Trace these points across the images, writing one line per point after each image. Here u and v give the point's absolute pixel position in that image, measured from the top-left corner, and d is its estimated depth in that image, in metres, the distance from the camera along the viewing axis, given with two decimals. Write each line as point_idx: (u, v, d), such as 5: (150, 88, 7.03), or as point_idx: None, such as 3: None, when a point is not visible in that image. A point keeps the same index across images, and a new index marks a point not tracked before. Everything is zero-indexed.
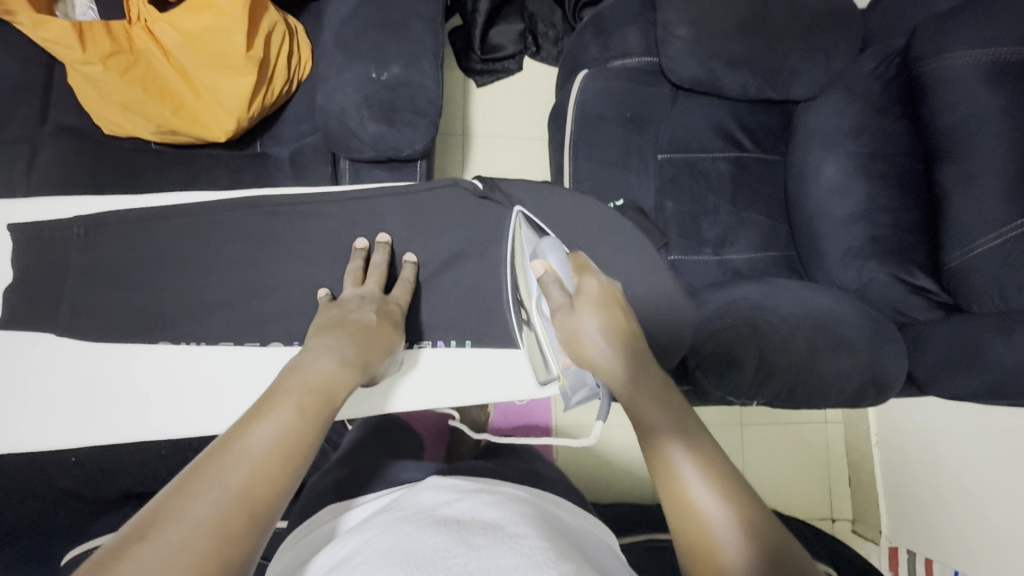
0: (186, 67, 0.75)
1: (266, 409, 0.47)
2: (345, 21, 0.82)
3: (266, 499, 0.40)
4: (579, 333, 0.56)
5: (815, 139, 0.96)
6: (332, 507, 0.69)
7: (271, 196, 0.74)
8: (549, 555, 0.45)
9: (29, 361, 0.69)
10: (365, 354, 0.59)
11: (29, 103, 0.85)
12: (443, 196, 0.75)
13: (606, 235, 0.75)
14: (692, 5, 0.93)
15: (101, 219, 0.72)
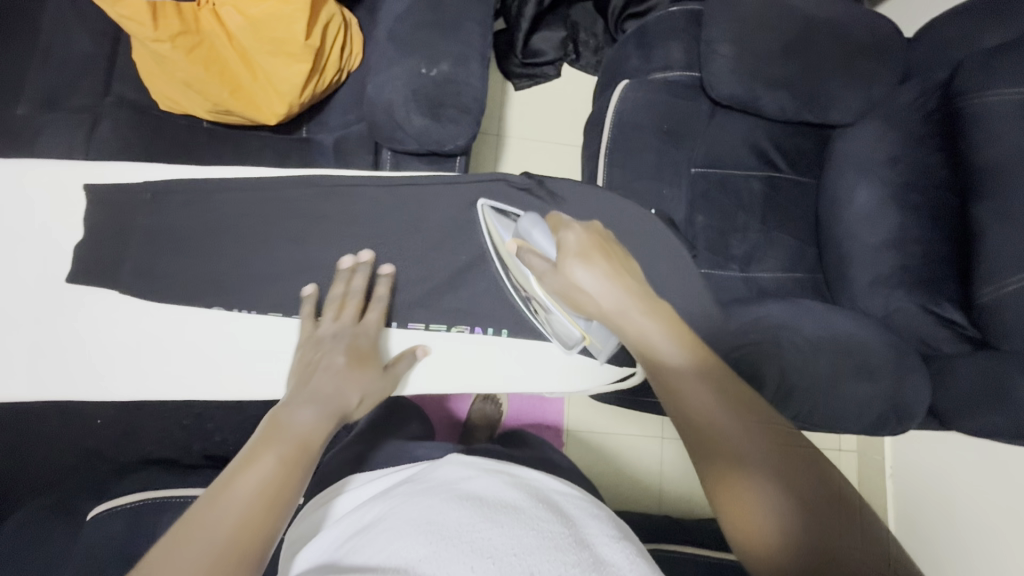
0: (246, 49, 0.78)
1: (248, 469, 0.52)
2: (398, 17, 0.84)
3: (251, 550, 0.47)
4: (571, 275, 0.57)
5: (849, 165, 0.96)
6: (354, 477, 0.74)
7: (335, 174, 0.75)
8: (571, 536, 0.47)
9: (81, 317, 0.69)
10: (337, 396, 0.62)
11: (95, 75, 0.89)
12: (489, 189, 0.76)
13: (643, 241, 0.77)
14: (738, 23, 0.94)
15: (169, 187, 0.72)
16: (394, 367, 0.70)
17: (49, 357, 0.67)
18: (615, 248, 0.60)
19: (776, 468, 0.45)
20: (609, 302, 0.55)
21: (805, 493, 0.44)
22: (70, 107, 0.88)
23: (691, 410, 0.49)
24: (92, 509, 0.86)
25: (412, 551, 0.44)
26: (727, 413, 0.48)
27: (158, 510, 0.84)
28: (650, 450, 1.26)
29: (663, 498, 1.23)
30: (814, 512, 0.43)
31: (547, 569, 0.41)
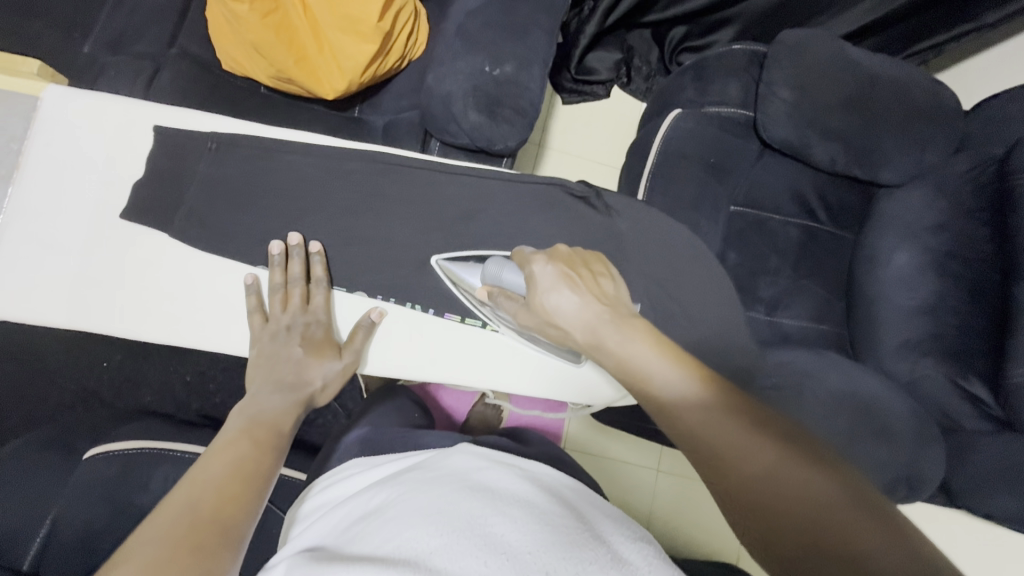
0: (319, 23, 0.78)
1: (224, 450, 0.59)
2: (469, 13, 0.85)
3: (233, 515, 0.53)
4: (546, 304, 0.59)
5: (892, 227, 0.96)
6: (355, 460, 0.74)
7: (394, 154, 0.73)
8: (585, 536, 0.46)
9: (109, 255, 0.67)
10: (301, 381, 0.67)
11: (162, 24, 0.91)
12: (547, 194, 0.76)
13: (686, 265, 0.76)
14: (801, 69, 0.94)
15: (234, 139, 0.70)
16: (352, 343, 0.69)
17: (79, 291, 0.66)
18: (593, 269, 0.63)
19: (788, 471, 0.44)
20: (579, 328, 0.58)
21: (825, 491, 0.43)
22: (134, 53, 0.89)
23: (693, 431, 0.48)
24: (85, 452, 0.84)
25: (422, 541, 0.42)
26: (731, 425, 0.47)
27: (152, 464, 0.82)
28: (645, 480, 1.24)
29: (651, 528, 1.21)
30: (839, 517, 0.42)
31: (563, 569, 0.40)
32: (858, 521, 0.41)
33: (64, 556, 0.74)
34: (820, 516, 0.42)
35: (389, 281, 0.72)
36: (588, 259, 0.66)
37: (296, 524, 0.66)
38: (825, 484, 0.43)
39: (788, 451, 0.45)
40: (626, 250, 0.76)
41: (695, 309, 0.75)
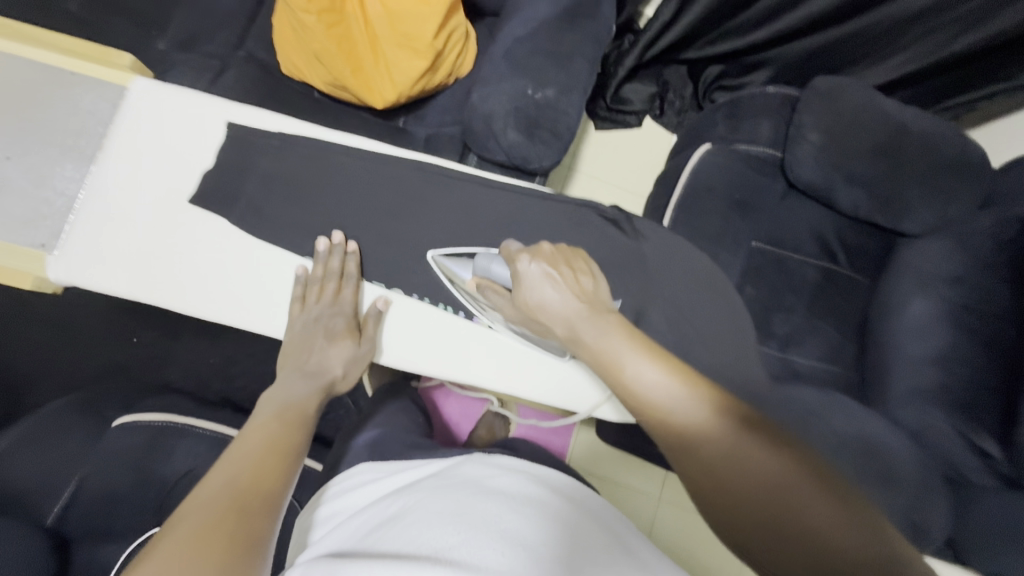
0: (377, 37, 0.83)
1: (252, 435, 0.62)
2: (518, 39, 0.90)
3: (271, 486, 0.57)
4: (530, 299, 0.63)
5: (909, 277, 0.96)
6: (362, 467, 0.77)
7: (442, 165, 0.79)
8: (591, 537, 0.50)
9: (169, 233, 0.72)
10: (321, 369, 0.71)
11: (233, 29, 0.98)
12: (579, 215, 0.79)
13: (707, 291, 0.79)
14: (831, 115, 0.97)
15: (297, 138, 0.76)
16: (364, 332, 0.73)
17: (137, 263, 0.70)
18: (574, 263, 0.64)
19: (745, 453, 0.46)
20: (560, 324, 0.60)
21: (774, 469, 0.46)
22: (203, 52, 0.97)
23: (664, 423, 0.50)
24: (114, 419, 0.88)
25: (441, 538, 0.46)
26: (701, 415, 0.49)
27: (177, 436, 0.86)
28: (644, 507, 1.24)
29: None
30: (787, 493, 0.45)
31: (572, 565, 0.44)
32: (803, 496, 0.45)
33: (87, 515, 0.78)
34: (772, 492, 0.45)
35: (420, 282, 0.76)
36: (572, 256, 0.66)
37: (314, 530, 0.68)
38: (775, 461, 0.46)
39: (746, 433, 0.47)
40: (653, 271, 0.78)
41: (711, 336, 0.77)
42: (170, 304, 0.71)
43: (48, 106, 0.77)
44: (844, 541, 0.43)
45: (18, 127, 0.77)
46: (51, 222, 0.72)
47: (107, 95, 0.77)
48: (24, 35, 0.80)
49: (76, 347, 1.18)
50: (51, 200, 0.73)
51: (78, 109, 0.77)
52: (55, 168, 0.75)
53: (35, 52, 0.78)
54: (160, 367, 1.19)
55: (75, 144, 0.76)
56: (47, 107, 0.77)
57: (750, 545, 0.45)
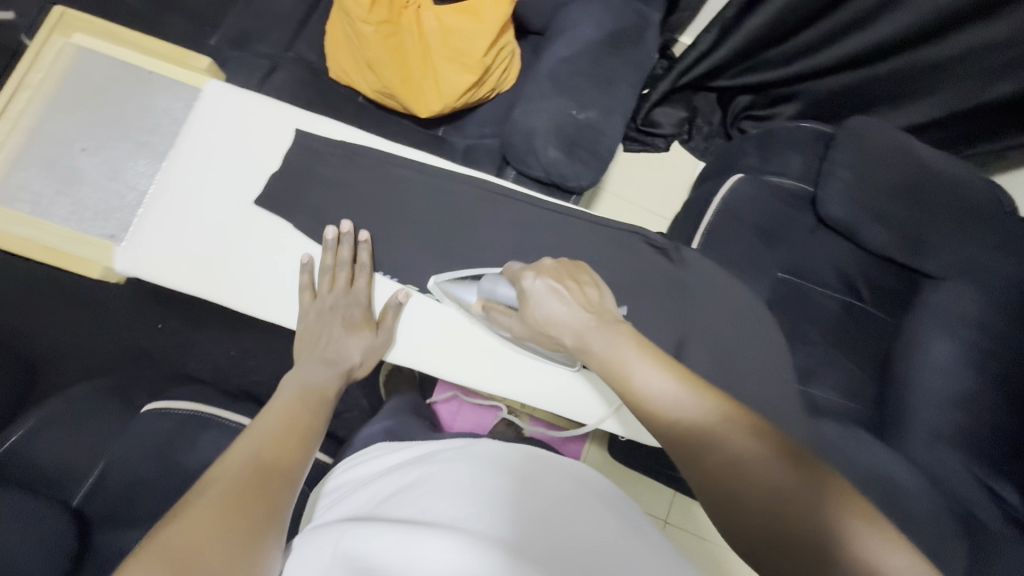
0: (430, 49, 0.85)
1: (276, 411, 0.64)
2: (562, 59, 0.91)
3: (289, 463, 0.58)
4: (538, 316, 0.63)
5: (931, 318, 0.97)
6: (379, 444, 0.85)
7: (497, 182, 0.79)
8: (589, 507, 0.61)
9: (220, 227, 0.73)
10: (340, 358, 0.71)
11: (285, 30, 1.01)
12: (625, 239, 0.79)
13: (751, 324, 0.76)
14: (865, 155, 0.99)
15: (358, 150, 0.77)
16: (382, 322, 0.74)
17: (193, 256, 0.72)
18: (579, 277, 0.65)
19: (751, 463, 0.48)
20: (568, 334, 0.60)
21: (778, 479, 0.47)
22: (255, 51, 0.99)
23: (674, 430, 0.51)
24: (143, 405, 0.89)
25: (456, 510, 0.56)
26: (711, 420, 0.50)
27: (200, 427, 0.86)
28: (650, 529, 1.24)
29: None
30: (790, 504, 0.46)
31: (569, 529, 0.55)
32: (807, 506, 0.45)
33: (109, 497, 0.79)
34: (773, 501, 0.46)
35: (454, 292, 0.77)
36: (575, 268, 0.66)
37: (326, 497, 0.76)
38: (780, 473, 0.47)
39: (755, 443, 0.49)
40: (696, 300, 0.77)
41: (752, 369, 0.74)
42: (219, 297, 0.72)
43: (121, 101, 0.79)
44: (845, 552, 0.44)
45: (90, 116, 0.79)
46: (120, 212, 0.74)
47: (182, 95, 0.79)
48: (109, 31, 0.83)
49: (103, 330, 1.20)
50: (122, 192, 0.75)
51: (149, 105, 0.79)
52: (126, 161, 0.78)
53: (116, 49, 0.81)
54: (182, 356, 1.21)
55: (135, 131, 0.79)
56: (122, 100, 0.79)
57: (743, 545, 0.47)
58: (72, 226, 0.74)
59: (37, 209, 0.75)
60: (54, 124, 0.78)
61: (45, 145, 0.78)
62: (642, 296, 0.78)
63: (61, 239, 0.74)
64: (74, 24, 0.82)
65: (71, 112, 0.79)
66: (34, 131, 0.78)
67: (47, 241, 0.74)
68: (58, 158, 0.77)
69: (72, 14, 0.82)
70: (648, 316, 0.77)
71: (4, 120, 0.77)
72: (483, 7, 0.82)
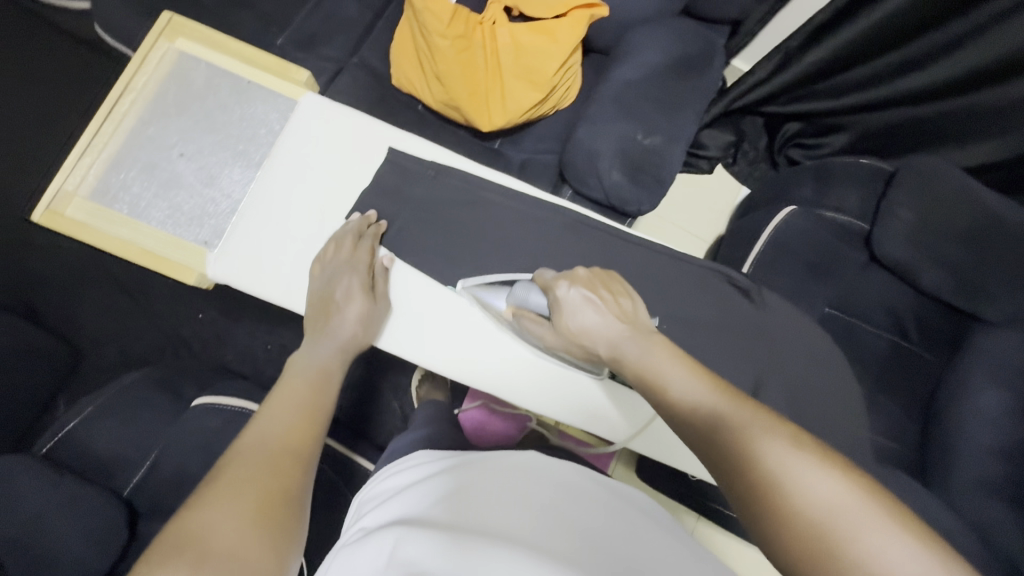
0: (500, 65, 0.85)
1: (285, 392, 0.64)
2: (629, 81, 0.90)
3: (303, 447, 0.59)
4: (571, 325, 0.63)
5: (980, 362, 0.95)
6: (420, 452, 0.80)
7: (578, 211, 0.77)
8: (640, 527, 0.64)
9: (293, 231, 0.74)
10: (339, 329, 0.68)
11: (351, 36, 1.02)
12: (707, 278, 0.74)
13: (827, 371, 0.72)
14: (925, 195, 0.98)
15: (451, 169, 0.77)
16: (379, 290, 0.72)
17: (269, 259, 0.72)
18: (613, 287, 0.64)
19: (792, 471, 0.44)
20: (601, 343, 0.61)
21: (824, 489, 0.42)
22: (321, 54, 1.01)
23: (711, 430, 0.50)
24: (193, 399, 0.89)
25: (510, 516, 0.59)
26: (754, 426, 0.48)
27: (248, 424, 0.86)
28: None
29: None
30: (839, 520, 0.41)
31: (622, 544, 0.59)
32: (861, 525, 0.40)
33: (155, 490, 0.80)
34: (818, 516, 0.42)
35: None
36: (608, 279, 0.66)
37: (365, 503, 0.72)
38: (823, 480, 0.43)
39: (799, 451, 0.45)
40: (775, 345, 0.72)
41: (820, 414, 0.70)
42: (289, 301, 0.72)
43: (221, 110, 0.81)
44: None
45: (190, 122, 0.80)
46: (215, 219, 0.78)
47: (277, 106, 0.81)
48: (210, 36, 0.83)
49: (144, 316, 1.21)
50: (217, 199, 0.78)
51: (247, 115, 0.81)
52: (223, 168, 0.80)
53: (223, 59, 0.82)
54: (219, 347, 1.22)
55: (222, 128, 0.81)
56: (220, 109, 0.81)
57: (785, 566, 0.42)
58: (167, 230, 0.77)
59: (136, 211, 0.77)
60: (155, 128, 0.80)
61: (146, 149, 0.79)
62: (721, 334, 0.72)
63: (157, 243, 0.76)
64: (179, 29, 0.83)
65: (172, 117, 0.80)
66: (136, 133, 0.80)
67: (142, 243, 0.77)
68: (157, 161, 0.79)
69: (184, 21, 0.83)
70: (726, 353, 0.71)
71: (109, 120, 0.79)
72: (558, 27, 0.83)
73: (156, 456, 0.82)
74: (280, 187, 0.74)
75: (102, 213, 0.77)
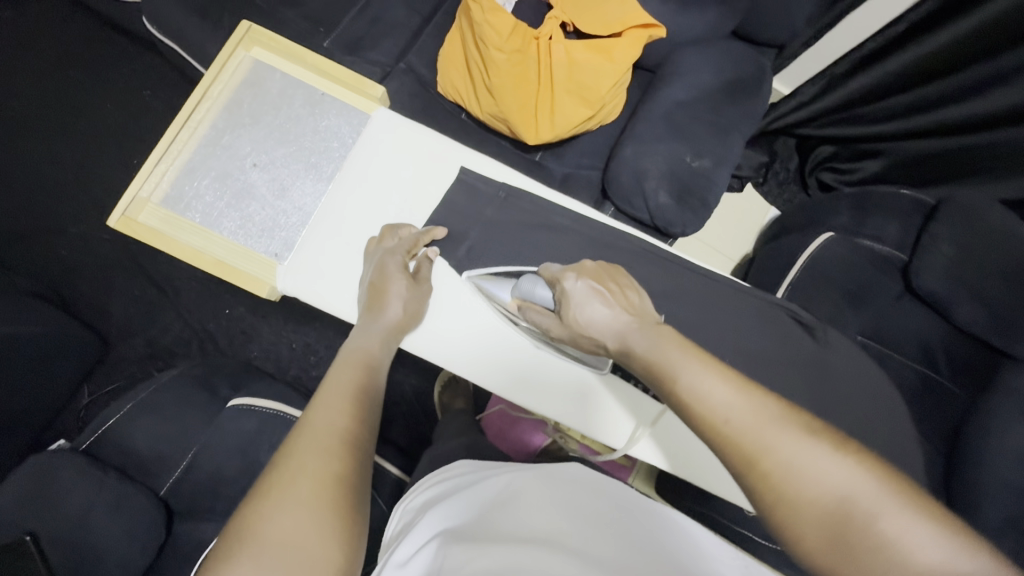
0: (553, 81, 0.84)
1: (337, 376, 0.57)
2: (679, 102, 0.91)
3: (353, 430, 0.52)
4: (579, 317, 0.60)
5: (1012, 401, 0.91)
6: (462, 462, 0.82)
7: (639, 238, 0.77)
8: (692, 534, 0.63)
9: (354, 241, 0.74)
10: (380, 312, 0.65)
11: (398, 40, 1.02)
12: (770, 312, 0.74)
13: (877, 410, 0.71)
14: (966, 230, 0.97)
15: (521, 193, 0.77)
16: (420, 274, 0.70)
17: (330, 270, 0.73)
18: (620, 280, 0.62)
19: (805, 459, 0.43)
20: (609, 337, 0.58)
21: (839, 476, 0.42)
22: (368, 57, 1.01)
23: (714, 433, 0.47)
24: (229, 399, 0.89)
25: (558, 522, 0.58)
26: (749, 418, 0.46)
27: (283, 428, 0.86)
28: None
29: None
30: (858, 505, 0.41)
31: (678, 553, 0.56)
32: (882, 509, 0.41)
33: (193, 488, 0.81)
34: (837, 504, 0.42)
35: None
36: (612, 272, 0.64)
37: (407, 516, 0.72)
38: (835, 468, 0.42)
39: (808, 438, 0.44)
40: (831, 385, 0.72)
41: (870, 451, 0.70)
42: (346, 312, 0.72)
43: (295, 122, 0.81)
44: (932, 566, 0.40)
45: (265, 133, 0.80)
46: (285, 231, 0.77)
47: (351, 120, 0.81)
48: (285, 47, 0.82)
49: (172, 308, 1.20)
50: (288, 211, 0.78)
51: (320, 128, 0.81)
52: (294, 180, 0.79)
53: (296, 69, 0.82)
54: (246, 344, 1.20)
55: (288, 133, 0.81)
56: (294, 121, 0.81)
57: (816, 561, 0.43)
58: (239, 240, 0.76)
59: (207, 219, 0.77)
60: (230, 136, 0.80)
61: (219, 157, 0.79)
62: (786, 370, 0.71)
63: (227, 253, 0.76)
64: (257, 38, 0.82)
65: (247, 127, 0.80)
66: (210, 140, 0.79)
67: (213, 253, 0.76)
68: (230, 171, 0.78)
69: (259, 29, 0.81)
70: (790, 390, 0.70)
71: (184, 127, 0.78)
72: (615, 46, 0.83)
73: (195, 454, 0.84)
74: (346, 199, 0.76)
75: (173, 220, 0.76)
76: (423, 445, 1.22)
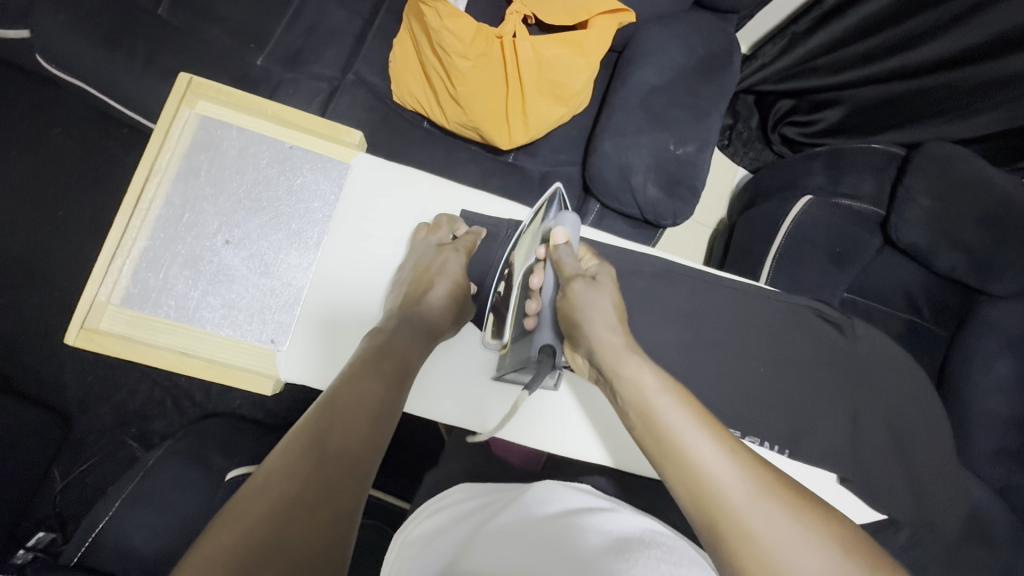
0: (521, 81, 0.78)
1: (318, 414, 0.47)
2: (654, 88, 0.86)
3: (330, 496, 0.42)
4: (579, 305, 0.58)
5: (990, 335, 0.95)
6: (459, 486, 0.70)
7: (658, 257, 0.73)
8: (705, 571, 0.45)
9: (350, 301, 0.69)
10: (426, 313, 0.62)
11: (340, 49, 0.93)
12: (797, 311, 0.73)
13: (888, 379, 0.73)
14: (940, 178, 0.99)
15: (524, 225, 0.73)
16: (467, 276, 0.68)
17: (329, 343, 0.68)
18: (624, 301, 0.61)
19: (786, 542, 0.42)
20: (599, 334, 0.56)
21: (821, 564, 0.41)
22: (312, 73, 0.92)
23: (686, 481, 0.46)
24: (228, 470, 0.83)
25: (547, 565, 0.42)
26: (748, 490, 0.45)
27: None
28: None
29: None
30: None
31: None
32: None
33: None
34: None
35: None
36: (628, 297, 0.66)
37: (407, 551, 0.59)
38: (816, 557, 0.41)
39: (793, 515, 0.43)
40: (849, 367, 0.72)
41: (889, 421, 0.72)
42: None
43: (265, 186, 0.72)
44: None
45: (232, 204, 0.71)
46: (277, 314, 0.69)
47: (329, 174, 0.73)
48: (238, 99, 0.73)
49: (135, 369, 1.10)
50: (276, 290, 0.70)
51: (296, 188, 0.73)
52: (277, 254, 0.71)
53: (246, 117, 0.74)
54: (226, 394, 1.12)
55: (255, 198, 0.72)
56: (264, 184, 0.72)
57: None
58: (228, 332, 0.69)
59: (184, 313, 0.68)
60: (191, 215, 0.70)
61: (183, 236, 0.70)
62: (817, 372, 0.71)
63: (216, 350, 0.68)
64: (201, 92, 0.73)
65: (209, 199, 0.71)
66: (168, 221, 0.70)
67: (199, 354, 0.68)
68: (200, 254, 0.70)
69: (207, 83, 0.72)
70: (813, 383, 0.71)
71: (136, 213, 0.69)
72: (585, 38, 0.78)
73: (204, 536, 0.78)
74: (338, 258, 0.70)
75: (144, 322, 0.68)
76: (429, 465, 1.17)
